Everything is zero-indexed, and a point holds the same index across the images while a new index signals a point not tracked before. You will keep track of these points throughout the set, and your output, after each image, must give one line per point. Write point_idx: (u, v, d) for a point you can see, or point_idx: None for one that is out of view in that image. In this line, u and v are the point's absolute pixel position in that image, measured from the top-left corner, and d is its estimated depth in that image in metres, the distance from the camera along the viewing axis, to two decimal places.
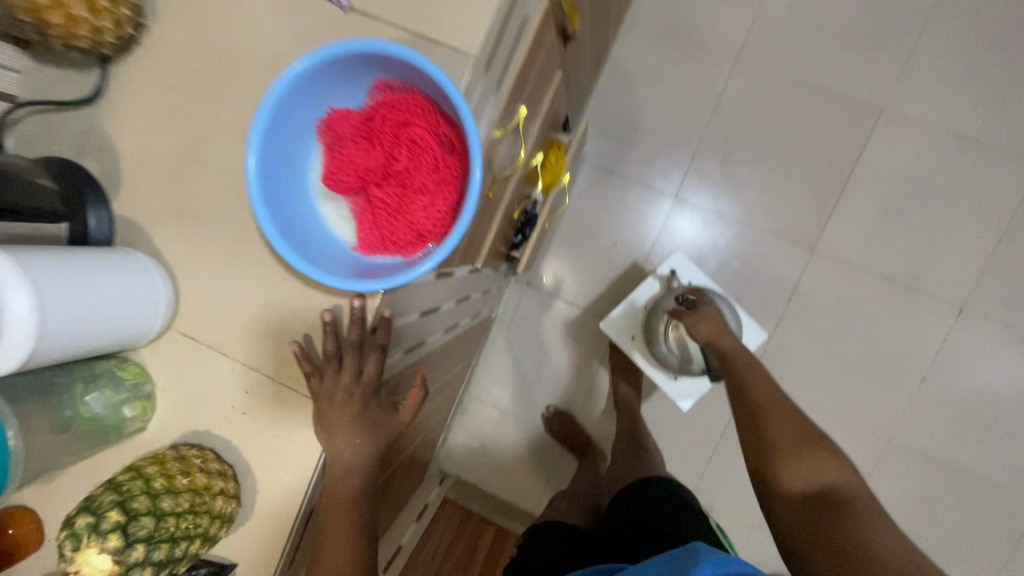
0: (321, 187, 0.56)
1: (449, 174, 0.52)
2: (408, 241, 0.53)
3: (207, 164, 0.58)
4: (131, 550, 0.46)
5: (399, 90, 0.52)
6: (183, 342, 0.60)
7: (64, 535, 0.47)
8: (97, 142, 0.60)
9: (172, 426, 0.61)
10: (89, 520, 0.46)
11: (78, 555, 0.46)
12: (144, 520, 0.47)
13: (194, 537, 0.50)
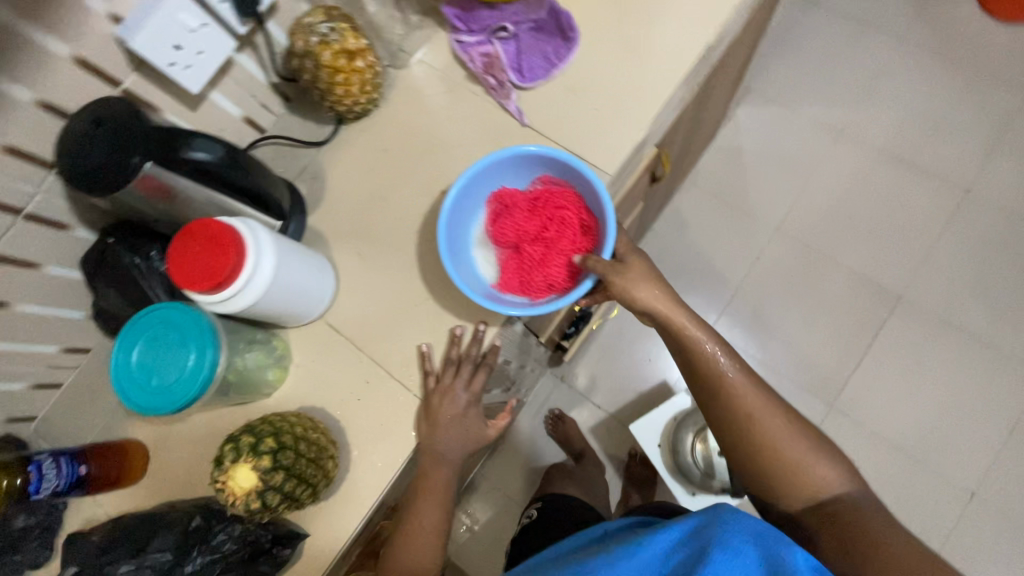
0: (479, 237, 0.77)
1: (580, 247, 0.72)
2: (538, 286, 0.72)
3: (390, 205, 0.77)
4: (273, 476, 0.56)
5: (558, 185, 0.75)
6: (328, 331, 0.74)
7: (225, 450, 0.57)
8: (312, 174, 0.80)
9: (295, 397, 0.72)
10: (252, 440, 0.57)
11: (232, 468, 0.56)
12: (288, 455, 0.58)
13: (310, 484, 0.59)
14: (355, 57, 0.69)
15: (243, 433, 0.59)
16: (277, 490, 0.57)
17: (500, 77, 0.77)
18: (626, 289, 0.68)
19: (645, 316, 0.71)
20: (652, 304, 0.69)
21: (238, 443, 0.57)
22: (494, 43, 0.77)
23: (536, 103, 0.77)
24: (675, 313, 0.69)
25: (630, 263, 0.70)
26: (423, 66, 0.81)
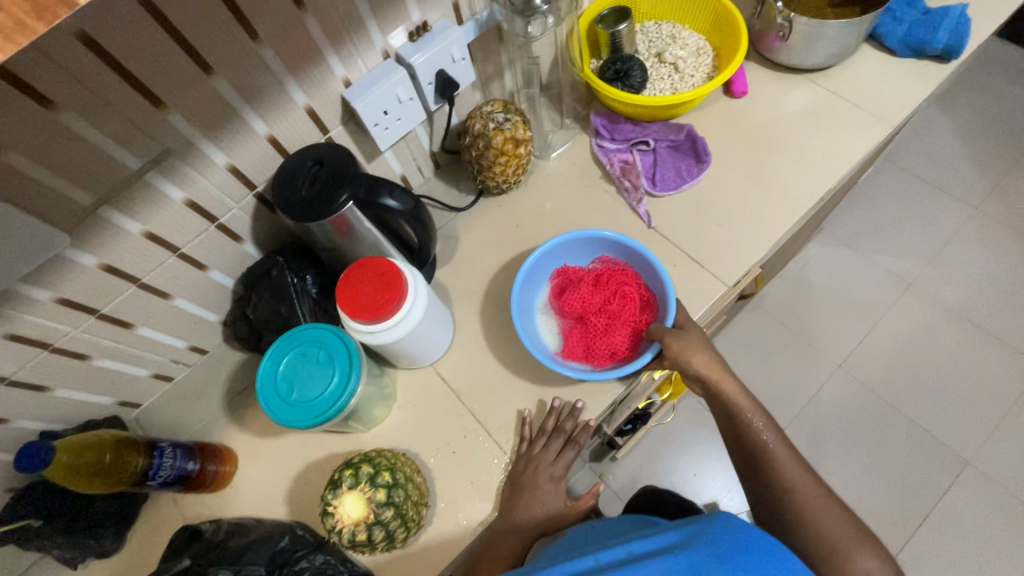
0: (542, 307, 0.81)
1: (643, 319, 0.75)
2: (601, 355, 0.73)
3: (512, 274, 0.83)
4: (384, 512, 0.57)
5: (617, 263, 0.80)
6: (435, 379, 0.78)
7: (343, 475, 0.59)
8: (447, 234, 0.88)
9: (391, 437, 0.74)
10: (372, 470, 0.58)
11: (348, 493, 0.57)
12: (399, 493, 0.59)
13: (407, 528, 0.60)
14: (519, 145, 0.78)
15: (357, 462, 0.61)
16: (383, 527, 0.57)
17: (636, 181, 0.84)
18: (684, 357, 0.69)
19: (695, 384, 0.72)
20: (704, 371, 0.70)
21: (354, 471, 0.59)
22: (633, 153, 0.87)
23: (664, 211, 0.84)
24: (723, 381, 0.70)
25: (688, 331, 0.71)
26: (563, 160, 0.91)
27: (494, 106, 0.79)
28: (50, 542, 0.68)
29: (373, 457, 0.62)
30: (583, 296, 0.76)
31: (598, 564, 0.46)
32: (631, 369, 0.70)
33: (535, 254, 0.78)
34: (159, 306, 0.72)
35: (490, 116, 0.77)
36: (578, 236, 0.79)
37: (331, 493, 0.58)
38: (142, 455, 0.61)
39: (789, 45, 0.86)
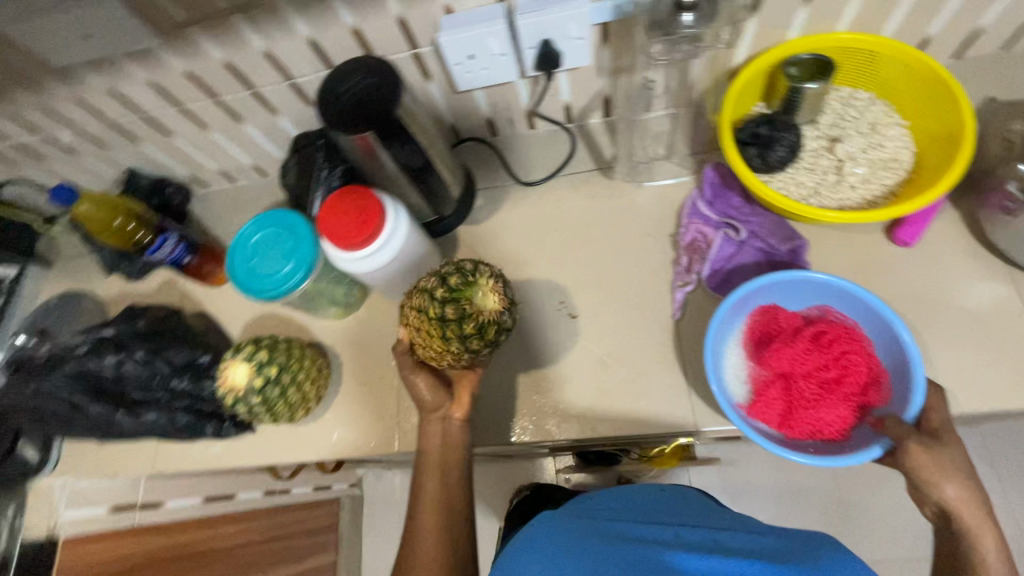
0: (736, 342, 0.65)
1: (865, 397, 0.59)
2: (800, 429, 0.59)
3: (519, 271, 0.79)
4: (252, 396, 0.65)
5: (845, 321, 0.63)
6: (393, 315, 0.81)
7: (246, 347, 0.67)
8: (492, 196, 0.84)
9: (332, 336, 0.81)
10: (264, 360, 0.65)
11: (238, 363, 0.65)
12: (276, 389, 0.66)
13: (270, 416, 0.68)
14: (472, 328, 0.56)
15: (266, 343, 0.68)
16: (250, 406, 0.66)
17: (694, 264, 0.72)
18: (928, 476, 0.51)
19: (923, 504, 0.54)
20: (953, 505, 0.51)
21: (256, 350, 0.66)
22: (717, 231, 0.72)
23: (700, 312, 0.71)
24: (978, 528, 0.50)
25: (948, 446, 0.52)
26: (647, 194, 0.79)
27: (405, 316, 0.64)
28: (99, 248, 0.89)
29: (283, 345, 0.69)
30: (796, 354, 0.60)
31: (656, 539, 0.60)
32: (855, 460, 0.55)
33: (748, 285, 0.63)
34: (230, 124, 0.81)
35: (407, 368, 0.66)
36: (823, 276, 0.62)
37: (234, 356, 0.67)
38: (149, 232, 0.74)
39: (1012, 221, 0.61)
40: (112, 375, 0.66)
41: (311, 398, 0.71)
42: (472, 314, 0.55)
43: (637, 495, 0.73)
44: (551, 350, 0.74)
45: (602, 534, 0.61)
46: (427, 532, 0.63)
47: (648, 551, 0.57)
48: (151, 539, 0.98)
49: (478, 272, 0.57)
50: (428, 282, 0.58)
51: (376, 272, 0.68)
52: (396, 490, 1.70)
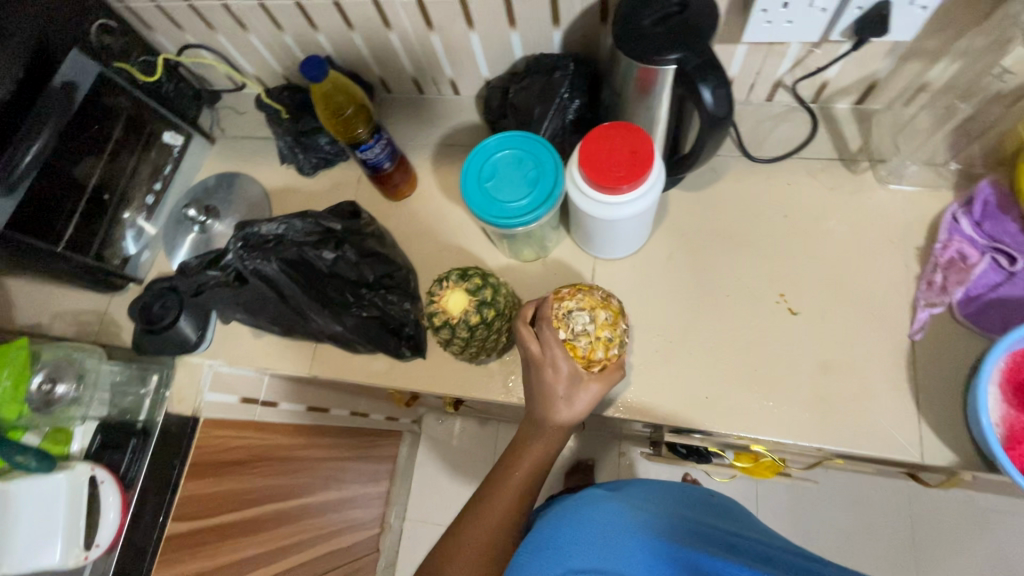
0: (993, 378, 0.58)
1: None
2: None
3: (732, 251, 0.73)
4: (461, 328, 0.61)
5: None
6: (587, 268, 0.76)
7: (474, 278, 0.62)
8: (713, 165, 0.77)
9: (518, 277, 0.77)
10: (488, 300, 0.61)
11: (462, 290, 0.60)
12: (483, 332, 0.62)
13: (455, 347, 0.64)
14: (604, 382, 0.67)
15: (490, 281, 0.64)
16: (449, 334, 0.62)
17: (950, 285, 0.65)
18: None
19: None
20: None
21: (481, 285, 0.61)
22: (984, 255, 0.65)
23: (944, 339, 0.65)
24: None
25: None
26: (893, 197, 0.72)
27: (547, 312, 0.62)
28: (281, 134, 0.86)
29: (501, 291, 0.65)
30: None
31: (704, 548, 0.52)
32: None
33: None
34: (459, 29, 0.74)
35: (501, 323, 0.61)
36: None
37: (456, 276, 0.62)
38: (368, 129, 0.69)
39: None
40: (328, 269, 0.63)
41: (494, 346, 0.68)
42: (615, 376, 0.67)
43: (684, 499, 0.72)
44: (761, 343, 0.69)
45: (639, 529, 0.55)
46: (498, 512, 0.60)
47: (693, 551, 0.49)
48: (264, 435, 0.97)
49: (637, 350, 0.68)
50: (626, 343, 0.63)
51: (616, 223, 0.63)
52: (454, 436, 1.69)
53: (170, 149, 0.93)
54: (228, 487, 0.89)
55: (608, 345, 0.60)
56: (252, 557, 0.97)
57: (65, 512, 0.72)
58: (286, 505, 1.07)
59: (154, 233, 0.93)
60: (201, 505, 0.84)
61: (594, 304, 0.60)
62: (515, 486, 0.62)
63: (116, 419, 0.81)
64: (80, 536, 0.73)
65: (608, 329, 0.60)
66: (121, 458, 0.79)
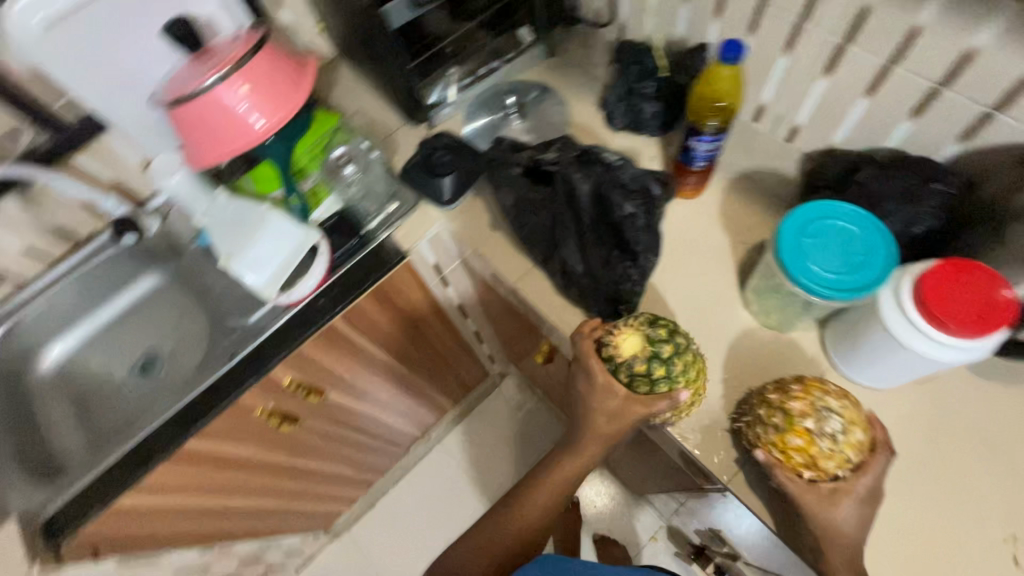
0: None
1: None
2: None
3: (986, 457, 0.65)
4: (624, 373, 0.65)
5: None
6: (819, 370, 0.71)
7: (658, 330, 0.65)
8: (1015, 367, 0.68)
9: (746, 331, 0.74)
10: (659, 352, 0.64)
11: (636, 331, 0.66)
12: (642, 385, 0.65)
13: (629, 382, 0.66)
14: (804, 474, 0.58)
15: (682, 340, 0.65)
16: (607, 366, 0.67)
17: None
18: None
19: None
20: None
21: (659, 341, 0.64)
22: None
23: None
24: None
25: None
26: None
27: (796, 399, 0.59)
28: (620, 82, 0.88)
29: (692, 363, 0.65)
30: None
31: None
32: None
33: None
34: (856, 91, 0.69)
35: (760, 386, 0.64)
36: None
37: (642, 321, 0.66)
38: (716, 125, 0.72)
39: None
40: (618, 218, 0.68)
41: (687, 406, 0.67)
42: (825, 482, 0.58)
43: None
44: (959, 563, 0.61)
45: None
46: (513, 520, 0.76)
47: None
48: (426, 301, 1.06)
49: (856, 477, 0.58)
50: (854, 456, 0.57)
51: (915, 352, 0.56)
52: (523, 408, 1.72)
53: (518, 41, 1.00)
54: (381, 320, 0.99)
55: (840, 466, 0.57)
56: (353, 381, 1.08)
57: (285, 253, 0.84)
58: (394, 364, 1.17)
59: (470, 90, 0.99)
60: (360, 320, 0.94)
61: (853, 420, 0.58)
62: (532, 506, 0.76)
63: (354, 213, 0.93)
64: (280, 277, 0.85)
65: (853, 450, 0.57)
66: (341, 246, 0.91)
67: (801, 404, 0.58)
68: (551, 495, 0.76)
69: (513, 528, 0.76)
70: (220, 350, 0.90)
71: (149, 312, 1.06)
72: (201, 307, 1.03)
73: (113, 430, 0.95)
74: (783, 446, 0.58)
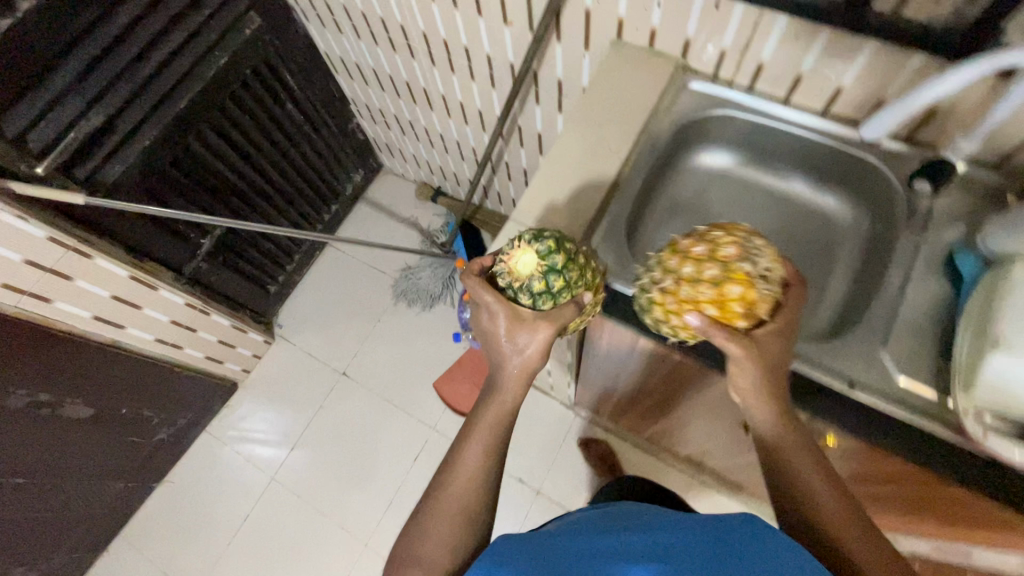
0: None
1: None
2: None
3: None
4: (524, 289, 0.74)
5: None
6: None
7: (530, 237, 0.76)
8: None
9: None
10: (549, 248, 0.73)
11: (515, 253, 0.75)
12: (546, 301, 0.74)
13: (570, 293, 0.74)
14: (746, 268, 0.66)
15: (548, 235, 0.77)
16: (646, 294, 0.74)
17: None
18: None
19: None
20: None
21: (549, 254, 0.73)
22: None
23: None
24: None
25: None
26: None
27: (726, 241, 0.68)
28: None
29: (570, 262, 0.73)
30: None
31: (622, 546, 0.53)
32: None
33: None
34: None
35: (729, 244, 0.69)
36: None
37: (530, 240, 0.76)
38: None
39: None
40: None
41: (576, 295, 0.75)
42: (764, 284, 0.66)
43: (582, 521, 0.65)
44: None
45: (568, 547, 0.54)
46: (467, 475, 0.68)
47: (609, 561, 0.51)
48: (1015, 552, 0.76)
49: (751, 240, 0.69)
50: (759, 264, 0.66)
51: None
52: None
53: None
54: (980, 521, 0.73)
55: (771, 306, 0.67)
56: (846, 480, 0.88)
57: None
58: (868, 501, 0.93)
59: None
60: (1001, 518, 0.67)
61: (733, 240, 0.69)
62: (487, 443, 0.69)
63: None
64: None
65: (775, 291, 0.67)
66: None
67: (696, 243, 0.70)
68: (506, 412, 0.72)
69: (468, 479, 0.67)
70: (844, 363, 0.73)
71: (794, 220, 0.93)
72: (816, 271, 0.89)
73: None
74: (728, 301, 0.65)
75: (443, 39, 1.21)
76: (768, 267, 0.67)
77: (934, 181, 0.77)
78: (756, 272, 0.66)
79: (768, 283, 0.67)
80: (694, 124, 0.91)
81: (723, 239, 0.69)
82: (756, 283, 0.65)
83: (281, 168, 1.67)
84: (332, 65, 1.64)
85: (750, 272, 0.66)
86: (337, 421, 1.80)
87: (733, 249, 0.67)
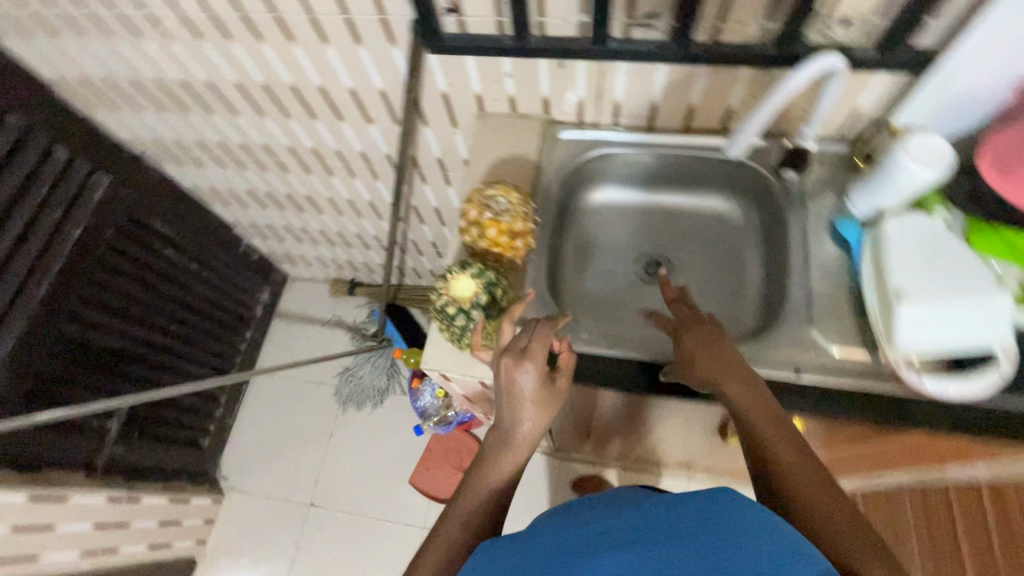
0: None
1: None
2: None
3: None
4: (471, 313, 0.72)
5: None
6: None
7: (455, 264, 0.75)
8: None
9: None
10: (480, 269, 0.73)
11: (451, 282, 0.73)
12: (489, 319, 0.73)
13: (505, 304, 0.75)
14: (502, 221, 0.75)
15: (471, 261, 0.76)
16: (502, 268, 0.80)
17: None
18: None
19: None
20: None
21: (483, 274, 0.73)
22: None
23: None
24: None
25: None
26: None
27: (471, 208, 0.77)
28: None
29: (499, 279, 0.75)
30: None
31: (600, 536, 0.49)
32: None
33: None
34: None
35: (476, 209, 0.77)
36: None
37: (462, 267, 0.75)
38: None
39: None
40: None
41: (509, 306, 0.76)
42: (517, 219, 0.76)
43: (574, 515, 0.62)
44: None
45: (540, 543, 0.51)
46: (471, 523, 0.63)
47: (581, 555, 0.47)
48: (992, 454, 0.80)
49: (492, 191, 0.77)
50: (502, 202, 0.76)
51: None
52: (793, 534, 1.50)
53: None
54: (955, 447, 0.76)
55: (527, 220, 0.77)
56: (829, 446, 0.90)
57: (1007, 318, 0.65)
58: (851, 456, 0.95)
59: None
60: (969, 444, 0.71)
61: (473, 202, 0.77)
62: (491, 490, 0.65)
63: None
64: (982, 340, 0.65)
65: (523, 207, 0.77)
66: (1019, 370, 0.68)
67: (470, 226, 0.77)
68: (518, 465, 0.66)
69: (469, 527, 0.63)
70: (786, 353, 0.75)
71: (697, 228, 0.99)
72: (730, 270, 0.95)
73: (592, 315, 0.93)
74: (496, 242, 0.76)
75: (311, 147, 1.19)
76: (509, 196, 0.76)
77: (797, 167, 0.85)
78: (498, 212, 0.76)
79: (515, 201, 0.77)
80: (580, 165, 0.94)
81: (479, 210, 0.76)
82: (504, 219, 0.75)
83: (180, 317, 1.54)
84: (204, 196, 1.55)
85: (502, 225, 0.75)
86: (320, 556, 1.64)
87: (475, 210, 0.76)
